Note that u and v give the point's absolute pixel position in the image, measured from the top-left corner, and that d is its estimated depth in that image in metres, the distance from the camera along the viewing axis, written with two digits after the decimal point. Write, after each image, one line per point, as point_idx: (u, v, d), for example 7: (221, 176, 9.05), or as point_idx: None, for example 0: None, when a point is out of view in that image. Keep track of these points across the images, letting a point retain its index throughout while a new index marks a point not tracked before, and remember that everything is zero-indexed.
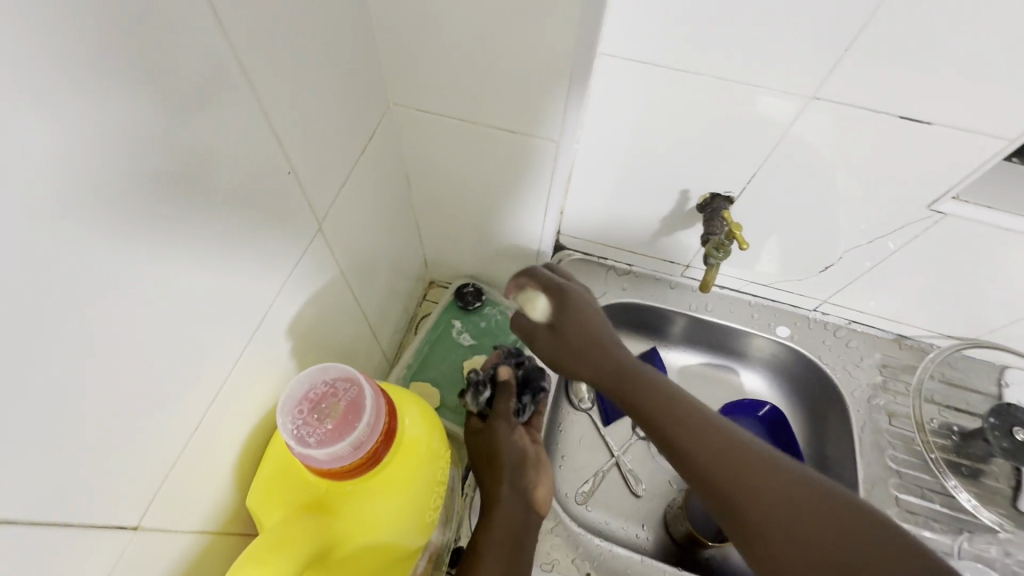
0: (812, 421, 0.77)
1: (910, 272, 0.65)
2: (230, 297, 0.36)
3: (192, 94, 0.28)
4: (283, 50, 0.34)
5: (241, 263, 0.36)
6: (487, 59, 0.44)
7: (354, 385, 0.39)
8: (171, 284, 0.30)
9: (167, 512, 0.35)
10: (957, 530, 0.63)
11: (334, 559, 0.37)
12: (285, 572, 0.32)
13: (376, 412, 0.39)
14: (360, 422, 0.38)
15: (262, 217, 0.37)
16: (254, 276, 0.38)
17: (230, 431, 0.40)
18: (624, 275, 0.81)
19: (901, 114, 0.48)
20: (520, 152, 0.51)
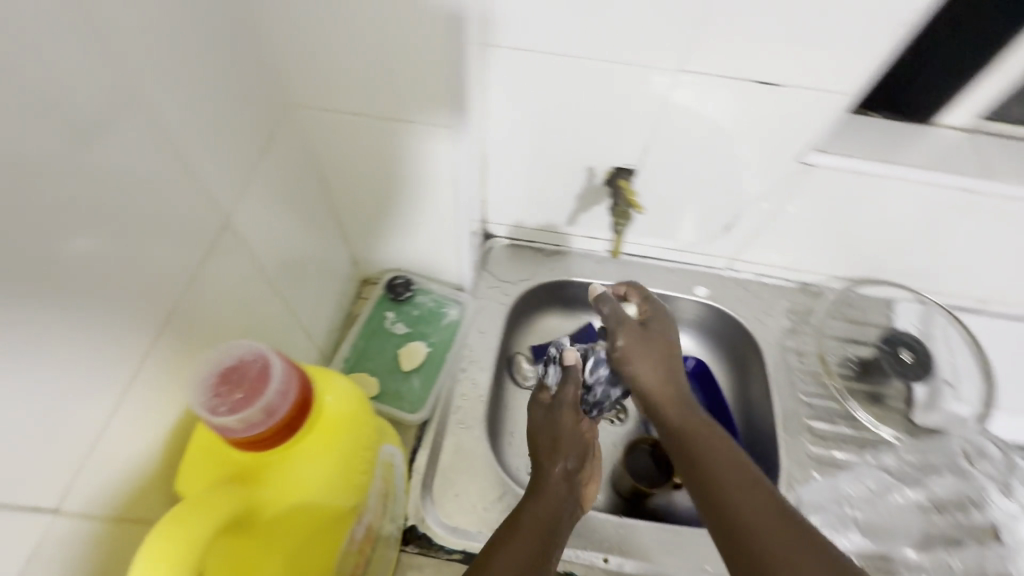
0: (736, 369, 0.84)
1: (797, 222, 0.72)
2: (141, 296, 0.37)
3: (67, 105, 0.29)
4: (161, 60, 0.36)
5: (150, 266, 0.38)
6: (375, 54, 0.46)
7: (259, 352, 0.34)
8: (74, 286, 0.31)
9: (84, 497, 0.35)
10: (862, 447, 0.71)
11: (257, 530, 0.33)
12: (201, 534, 0.29)
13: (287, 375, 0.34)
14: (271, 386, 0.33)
15: (165, 221, 0.38)
16: (167, 277, 0.39)
17: (149, 422, 0.40)
18: (552, 256, 0.85)
19: (754, 79, 0.54)
20: (426, 142, 0.54)
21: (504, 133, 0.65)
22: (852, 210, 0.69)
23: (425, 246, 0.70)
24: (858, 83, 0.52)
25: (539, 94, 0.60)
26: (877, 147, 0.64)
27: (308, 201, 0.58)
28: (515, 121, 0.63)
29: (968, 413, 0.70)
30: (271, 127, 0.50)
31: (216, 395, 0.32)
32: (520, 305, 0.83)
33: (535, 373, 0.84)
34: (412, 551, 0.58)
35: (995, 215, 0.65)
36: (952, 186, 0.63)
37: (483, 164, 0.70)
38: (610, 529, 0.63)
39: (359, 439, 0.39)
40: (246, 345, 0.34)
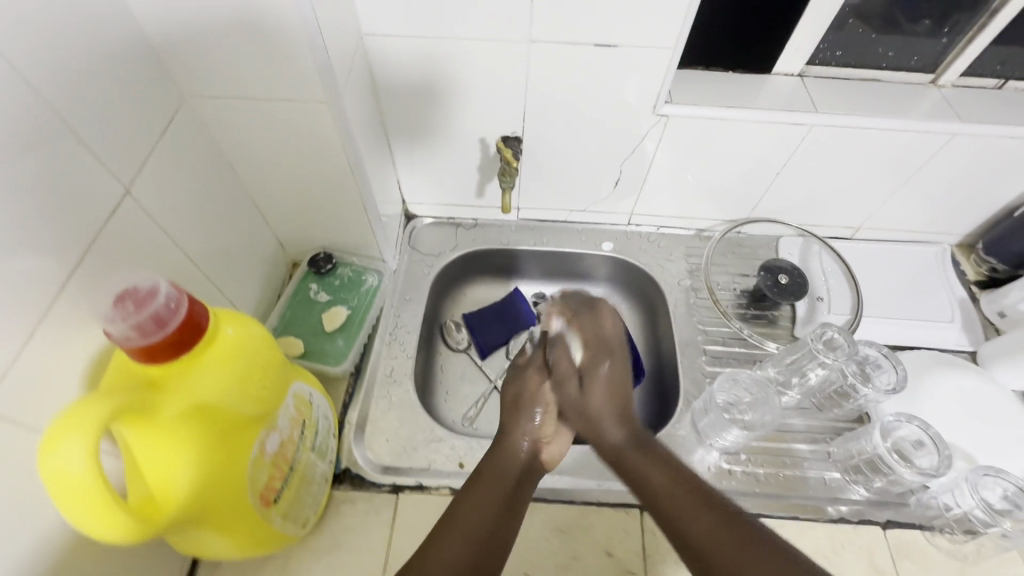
0: (645, 313, 0.92)
1: (675, 171, 0.82)
2: (75, 257, 0.42)
3: (11, 96, 0.36)
4: (87, 60, 0.42)
5: (88, 233, 0.43)
6: (261, 52, 0.51)
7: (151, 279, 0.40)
8: (10, 243, 0.36)
9: (27, 413, 0.39)
10: (752, 363, 0.79)
11: (157, 424, 0.39)
12: (102, 411, 0.35)
13: (175, 293, 0.40)
14: (158, 301, 0.39)
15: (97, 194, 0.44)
16: (102, 244, 0.44)
17: (85, 364, 0.43)
18: (472, 229, 0.93)
19: (597, 43, 0.63)
20: (326, 118, 0.58)
21: (400, 115, 0.74)
22: (717, 153, 0.78)
23: (352, 227, 0.74)
24: (679, 37, 0.62)
25: (422, 77, 0.68)
26: (726, 97, 0.74)
27: (227, 187, 0.63)
28: (407, 103, 0.72)
29: (840, 321, 0.80)
30: (170, 114, 0.52)
31: (113, 311, 0.38)
32: (445, 276, 0.91)
33: (467, 337, 0.91)
34: (345, 488, 0.64)
35: (833, 144, 0.76)
36: (791, 122, 0.73)
37: (389, 147, 0.78)
38: None
39: (258, 359, 0.47)
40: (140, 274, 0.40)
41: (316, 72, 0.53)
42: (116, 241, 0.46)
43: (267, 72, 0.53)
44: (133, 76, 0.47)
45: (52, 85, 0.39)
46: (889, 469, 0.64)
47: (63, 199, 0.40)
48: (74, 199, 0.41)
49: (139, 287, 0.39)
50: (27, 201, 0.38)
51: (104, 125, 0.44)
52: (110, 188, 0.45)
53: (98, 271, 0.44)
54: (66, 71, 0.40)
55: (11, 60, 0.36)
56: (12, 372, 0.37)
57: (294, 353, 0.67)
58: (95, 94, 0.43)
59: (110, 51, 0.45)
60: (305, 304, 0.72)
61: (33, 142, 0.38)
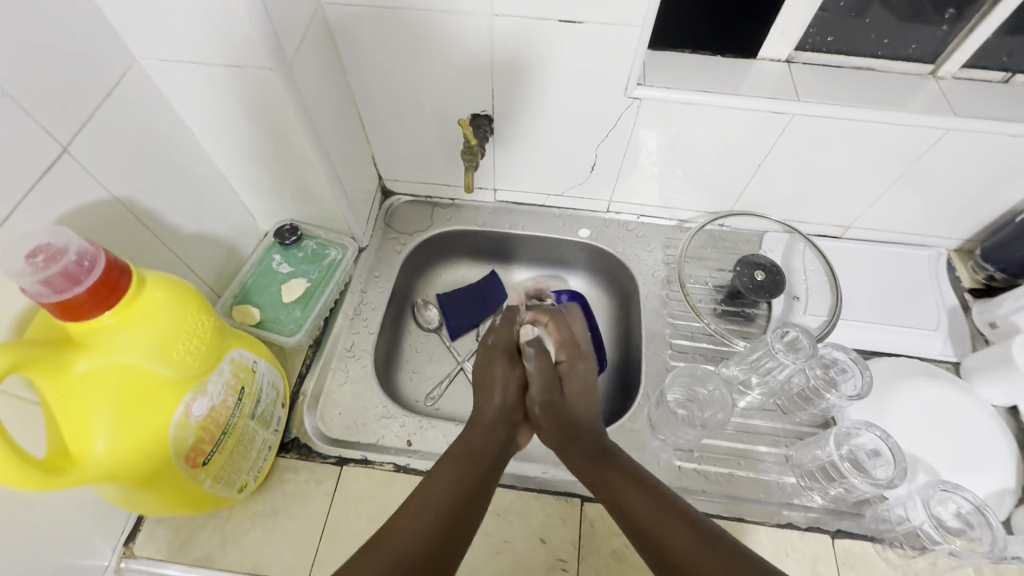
0: (619, 303, 0.90)
1: (652, 158, 0.79)
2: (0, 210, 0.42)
3: None
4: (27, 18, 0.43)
5: (15, 187, 0.43)
6: (207, 20, 0.50)
7: (62, 235, 0.40)
8: None
9: None
10: (719, 360, 0.77)
11: (67, 378, 0.41)
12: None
13: (88, 250, 0.40)
14: (71, 257, 0.39)
15: (32, 150, 0.44)
16: (32, 199, 0.45)
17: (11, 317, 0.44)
18: (448, 208, 0.92)
19: (561, 19, 0.61)
20: (278, 89, 0.57)
21: (368, 86, 0.73)
22: (694, 143, 0.76)
23: (315, 200, 0.74)
24: (646, 15, 0.59)
25: (387, 48, 0.67)
26: (704, 81, 0.71)
27: (185, 154, 0.64)
28: (376, 75, 0.71)
29: (816, 324, 0.76)
30: (120, 78, 0.53)
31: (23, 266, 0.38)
32: (419, 255, 0.91)
33: (438, 317, 0.90)
34: (292, 456, 0.65)
35: (817, 136, 0.72)
36: (772, 111, 0.69)
37: (360, 120, 0.78)
38: None
39: (184, 321, 0.47)
40: (51, 229, 0.40)
41: (263, 41, 0.52)
42: (50, 198, 0.46)
43: (212, 39, 0.52)
44: (75, 35, 0.47)
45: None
46: (842, 477, 0.62)
47: None
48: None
49: (52, 242, 0.39)
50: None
51: (38, 86, 0.44)
52: (46, 147, 0.45)
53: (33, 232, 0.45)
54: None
55: None
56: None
57: (251, 322, 0.69)
58: (28, 53, 0.43)
59: (51, 8, 0.45)
60: (267, 274, 0.73)
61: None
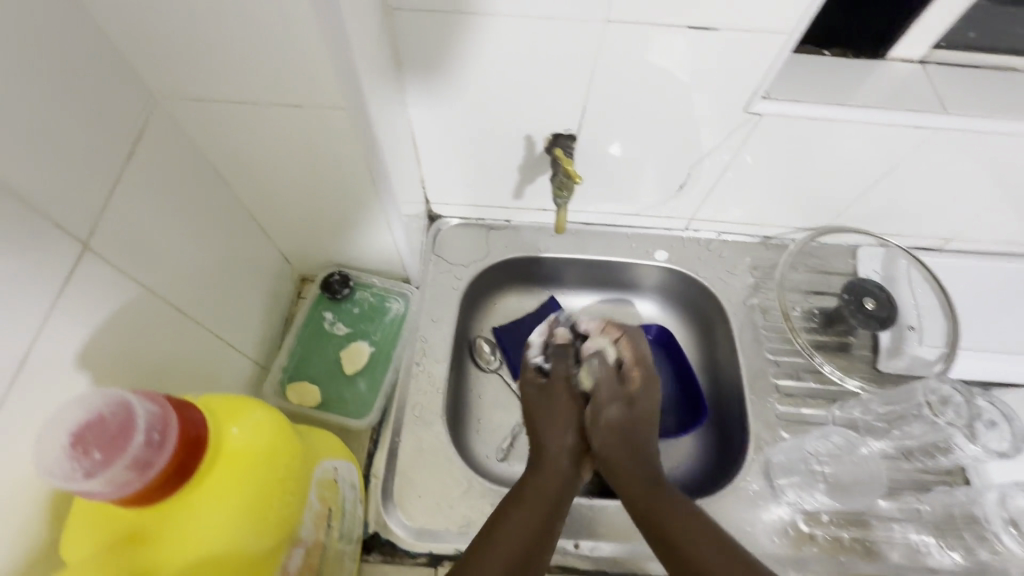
0: (702, 332, 0.81)
1: (752, 175, 0.69)
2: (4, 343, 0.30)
3: None
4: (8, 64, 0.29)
5: (23, 304, 0.31)
6: (256, 44, 0.37)
7: (120, 404, 0.30)
8: None
9: None
10: (830, 402, 0.69)
11: None
12: None
13: (157, 419, 0.30)
14: (135, 438, 0.29)
15: (38, 250, 0.31)
16: (42, 315, 0.32)
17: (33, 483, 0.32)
18: (503, 231, 0.81)
19: (690, 25, 0.49)
20: (338, 128, 0.45)
21: (430, 103, 0.60)
22: (808, 157, 0.65)
23: (367, 241, 0.61)
24: (803, 21, 0.48)
25: (460, 59, 0.54)
26: (831, 89, 0.60)
27: (216, 207, 0.51)
28: (440, 89, 0.58)
29: (934, 360, 0.69)
30: (141, 126, 0.41)
31: (72, 460, 0.28)
32: (475, 288, 0.79)
33: (497, 355, 0.80)
34: (376, 559, 0.56)
35: (954, 152, 0.62)
36: (911, 125, 0.59)
37: (413, 141, 0.65)
38: (577, 508, 0.62)
39: (274, 472, 0.36)
40: (100, 396, 0.29)
41: (337, 72, 0.39)
42: (68, 311, 0.34)
43: (260, 67, 0.39)
44: (81, 79, 0.34)
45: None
46: (995, 536, 0.58)
47: None
48: (7, 277, 0.30)
49: (106, 417, 0.29)
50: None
51: (42, 161, 0.32)
52: (66, 247, 0.33)
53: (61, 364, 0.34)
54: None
55: None
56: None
57: (311, 401, 0.58)
58: (24, 119, 0.30)
59: (48, 48, 0.32)
60: (319, 338, 0.63)
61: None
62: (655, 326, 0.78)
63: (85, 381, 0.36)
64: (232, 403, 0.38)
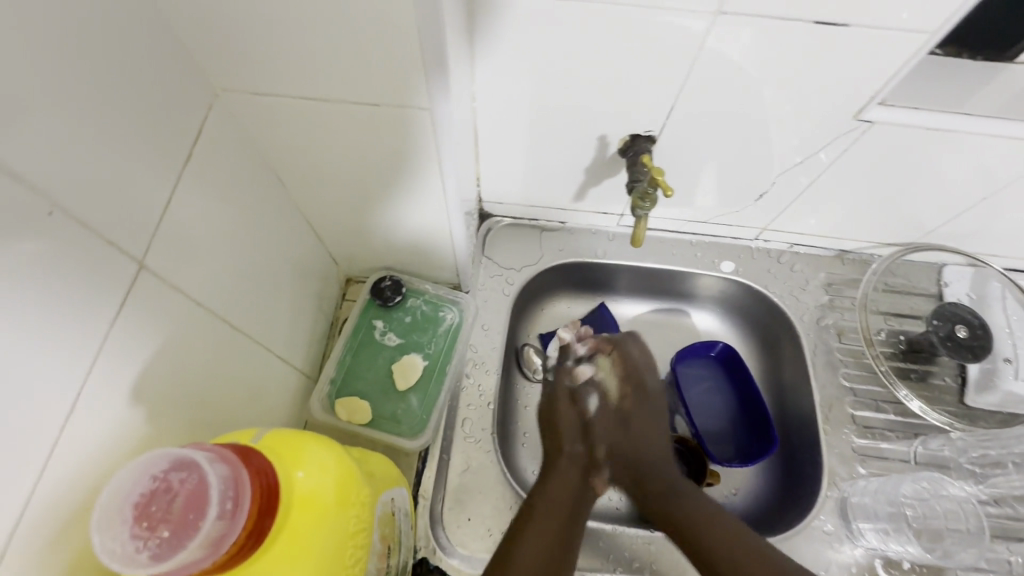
0: (766, 350, 0.76)
1: (842, 186, 0.63)
2: (51, 373, 0.27)
3: None
4: (58, 54, 0.25)
5: (71, 328, 0.28)
6: (335, 36, 0.32)
7: (190, 470, 0.28)
8: None
9: None
10: (912, 436, 0.64)
11: None
12: None
13: (231, 486, 0.29)
14: (209, 511, 0.28)
15: (82, 267, 0.28)
16: (91, 339, 0.29)
17: (83, 524, 0.30)
18: (558, 234, 0.75)
19: (817, 19, 0.43)
20: (410, 131, 0.40)
21: (500, 96, 0.55)
22: (912, 171, 0.59)
23: (422, 245, 0.56)
24: (951, 19, 0.42)
25: (538, 50, 0.49)
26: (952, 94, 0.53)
27: (269, 208, 0.46)
28: (513, 81, 0.53)
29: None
30: (199, 124, 0.36)
31: (141, 537, 0.26)
32: (526, 294, 0.74)
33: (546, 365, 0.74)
34: None
35: None
36: None
37: (475, 137, 0.60)
38: (634, 540, 0.58)
39: (344, 524, 0.34)
40: (166, 461, 0.28)
41: (423, 70, 0.34)
42: (116, 332, 0.31)
43: (336, 58, 0.34)
44: (136, 75, 0.30)
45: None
46: None
47: (18, 295, 0.25)
48: (57, 302, 0.27)
49: (178, 485, 0.28)
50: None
51: (95, 169, 0.28)
52: (122, 264, 0.30)
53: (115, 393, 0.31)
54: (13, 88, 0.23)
55: None
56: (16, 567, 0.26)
57: (360, 419, 0.54)
58: (77, 123, 0.27)
59: (106, 39, 0.28)
60: (370, 348, 0.59)
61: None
62: (721, 344, 0.73)
63: (138, 406, 0.33)
64: (297, 438, 0.36)
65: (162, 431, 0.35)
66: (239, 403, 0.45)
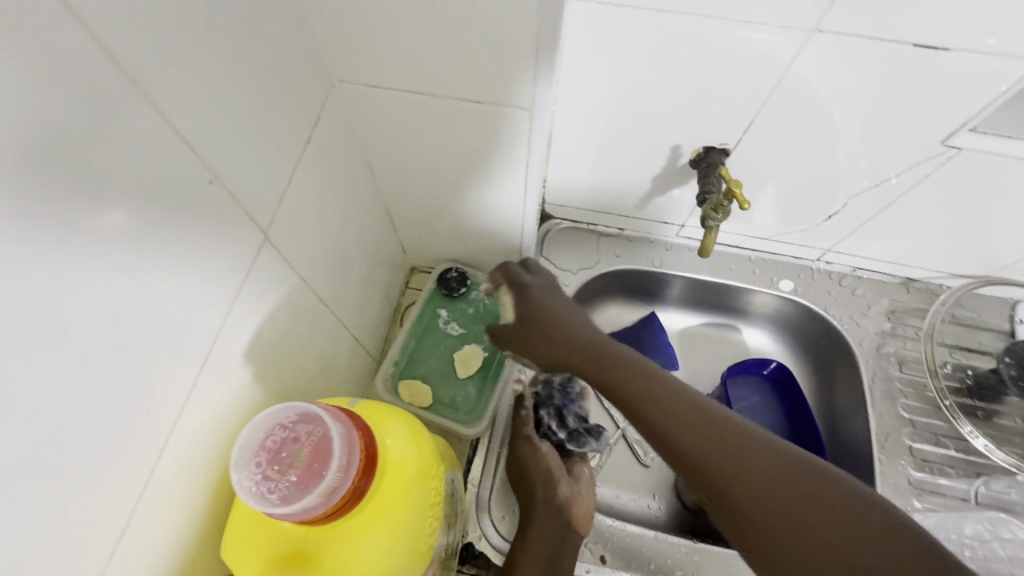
0: (820, 373, 0.74)
1: (917, 212, 0.61)
2: (179, 324, 0.30)
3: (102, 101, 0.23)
4: (216, 39, 0.28)
5: (198, 285, 0.31)
6: (447, 35, 0.35)
7: (318, 425, 0.32)
8: (97, 328, 0.25)
9: (139, 548, 0.30)
10: (973, 475, 0.62)
11: None
12: None
13: (348, 448, 0.33)
14: (329, 466, 0.32)
15: (213, 232, 0.31)
16: (211, 297, 0.32)
17: (197, 462, 0.33)
18: (616, 240, 0.76)
19: (914, 42, 0.43)
20: (500, 127, 0.42)
21: (580, 99, 0.56)
22: (1002, 201, 0.57)
23: (490, 237, 0.58)
24: None
25: (624, 56, 0.50)
26: None
27: (356, 192, 0.49)
28: (593, 87, 0.54)
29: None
30: (316, 113, 0.40)
31: (272, 479, 0.30)
32: (579, 296, 0.76)
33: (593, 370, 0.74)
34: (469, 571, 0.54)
35: None
36: None
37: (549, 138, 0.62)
38: (678, 549, 0.58)
39: (426, 494, 0.37)
40: (297, 415, 0.32)
41: (523, 73, 0.36)
42: (230, 293, 0.34)
43: (444, 54, 0.36)
44: (273, 63, 0.34)
45: (154, 88, 0.25)
46: None
47: (165, 252, 0.28)
48: (193, 261, 0.30)
49: (308, 438, 0.32)
50: (128, 274, 0.26)
51: (233, 145, 0.31)
52: (247, 234, 0.34)
53: (227, 349, 0.35)
54: (183, 67, 0.27)
55: (109, 50, 0.22)
56: (148, 490, 0.30)
57: (420, 402, 0.56)
58: (228, 104, 0.30)
59: (254, 30, 0.31)
60: (432, 335, 0.60)
61: (135, 179, 0.25)
62: (774, 363, 0.72)
63: (243, 364, 0.36)
64: (381, 410, 0.39)
65: (258, 390, 0.39)
66: (315, 374, 0.48)
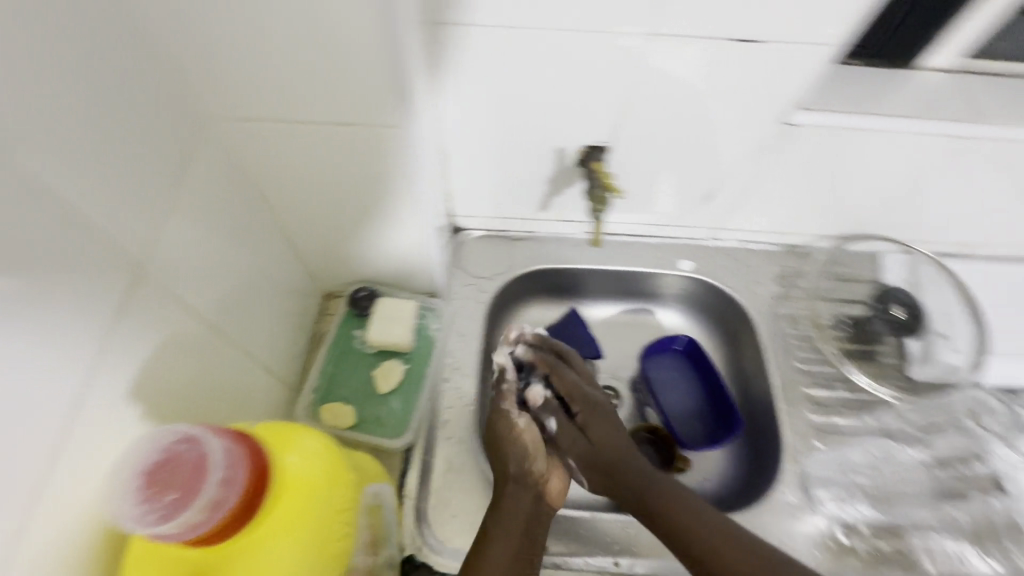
0: (728, 341, 0.81)
1: (778, 183, 0.69)
2: (38, 359, 0.31)
3: None
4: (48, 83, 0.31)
5: (55, 319, 0.32)
6: (292, 48, 0.40)
7: (194, 444, 0.36)
8: None
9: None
10: (863, 410, 0.69)
11: None
12: None
13: (230, 464, 0.37)
14: (209, 482, 0.36)
15: (68, 266, 0.32)
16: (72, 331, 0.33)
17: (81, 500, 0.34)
18: (527, 244, 0.80)
19: (726, 36, 0.50)
20: (368, 141, 0.47)
21: (463, 114, 0.60)
22: (841, 165, 0.66)
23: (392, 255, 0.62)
24: (839, 32, 0.49)
25: (495, 69, 0.54)
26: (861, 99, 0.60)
27: (245, 225, 0.51)
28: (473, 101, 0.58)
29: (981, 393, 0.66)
30: (185, 147, 0.44)
31: (150, 499, 0.34)
32: (500, 300, 0.79)
33: None
34: None
35: None
36: (942, 132, 0.63)
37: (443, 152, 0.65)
38: (612, 525, 0.61)
39: (332, 500, 0.41)
40: (171, 437, 0.36)
41: None
42: (99, 324, 0.35)
43: (299, 68, 0.42)
44: (126, 102, 0.37)
45: None
46: None
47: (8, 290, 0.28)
48: (42, 297, 0.31)
49: (183, 458, 0.36)
50: None
51: (79, 182, 0.33)
52: (118, 263, 0.36)
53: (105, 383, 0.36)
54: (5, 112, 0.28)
55: None
56: (26, 525, 0.31)
57: (345, 426, 0.56)
58: (72, 142, 0.33)
59: (94, 74, 0.34)
60: (351, 359, 0.60)
61: None
62: (683, 337, 0.77)
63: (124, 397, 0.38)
64: (289, 430, 0.43)
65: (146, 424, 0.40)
66: (217, 409, 0.48)
